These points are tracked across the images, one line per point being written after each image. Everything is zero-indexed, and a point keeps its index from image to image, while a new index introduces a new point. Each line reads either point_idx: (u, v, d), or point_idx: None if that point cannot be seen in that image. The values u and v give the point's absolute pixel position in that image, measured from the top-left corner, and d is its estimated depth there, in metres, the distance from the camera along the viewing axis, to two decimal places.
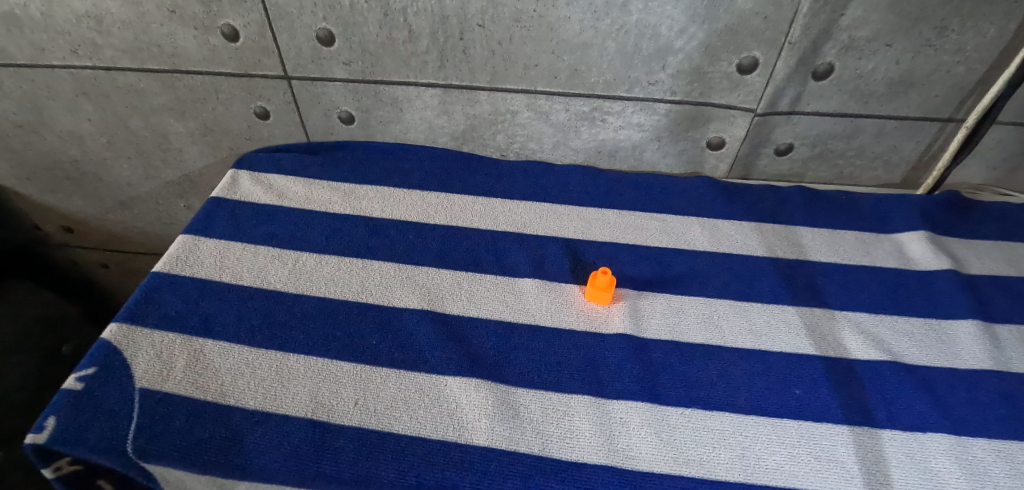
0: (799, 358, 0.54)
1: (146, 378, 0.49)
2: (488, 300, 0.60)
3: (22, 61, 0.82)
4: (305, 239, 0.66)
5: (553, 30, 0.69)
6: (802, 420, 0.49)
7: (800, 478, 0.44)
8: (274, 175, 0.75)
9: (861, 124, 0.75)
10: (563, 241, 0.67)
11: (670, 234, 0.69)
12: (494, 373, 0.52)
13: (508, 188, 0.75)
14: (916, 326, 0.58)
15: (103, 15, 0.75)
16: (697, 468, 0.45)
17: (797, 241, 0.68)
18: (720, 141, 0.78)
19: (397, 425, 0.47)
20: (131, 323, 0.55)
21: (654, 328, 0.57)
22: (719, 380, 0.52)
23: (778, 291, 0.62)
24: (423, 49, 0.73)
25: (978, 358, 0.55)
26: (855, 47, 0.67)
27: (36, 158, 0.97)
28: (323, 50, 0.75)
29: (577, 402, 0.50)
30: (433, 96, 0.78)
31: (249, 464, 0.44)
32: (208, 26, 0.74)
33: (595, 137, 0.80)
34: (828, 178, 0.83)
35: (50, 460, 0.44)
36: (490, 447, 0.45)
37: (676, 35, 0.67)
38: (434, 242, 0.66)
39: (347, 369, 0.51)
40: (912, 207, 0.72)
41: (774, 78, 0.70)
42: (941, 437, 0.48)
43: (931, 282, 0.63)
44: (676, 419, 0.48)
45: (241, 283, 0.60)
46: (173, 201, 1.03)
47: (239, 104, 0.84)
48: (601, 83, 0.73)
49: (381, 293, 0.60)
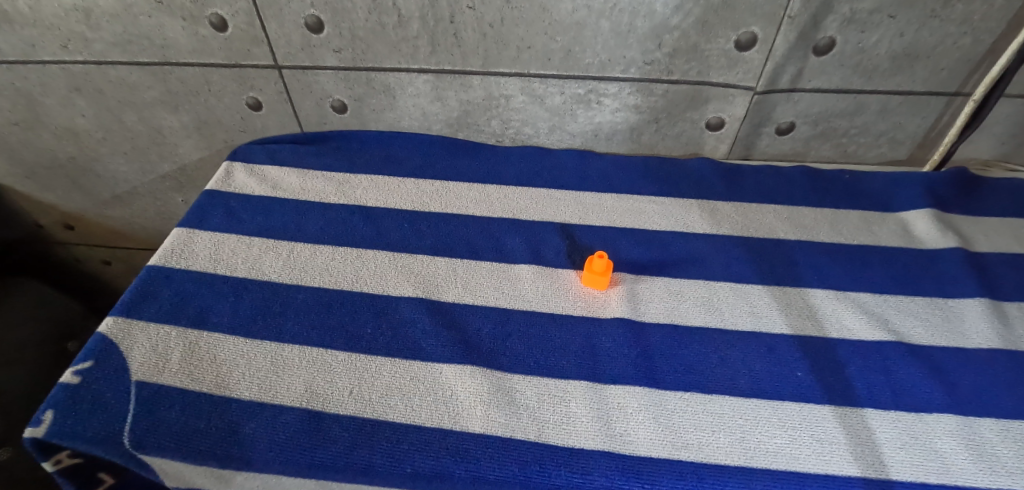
0: (798, 341, 0.53)
1: (142, 371, 0.49)
2: (485, 287, 0.59)
3: (14, 58, 0.82)
4: (298, 230, 0.65)
5: (545, 11, 0.67)
6: (802, 402, 0.48)
7: (802, 461, 0.43)
8: (269, 166, 0.75)
9: (865, 101, 0.74)
10: (559, 225, 0.66)
11: (670, 217, 0.68)
12: (490, 360, 0.51)
13: (504, 174, 0.74)
14: (920, 305, 0.57)
15: (91, 8, 0.74)
16: (696, 453, 0.44)
17: (798, 221, 0.67)
18: (719, 121, 0.77)
19: (392, 414, 0.46)
20: (127, 316, 0.54)
21: (653, 312, 0.56)
22: (719, 363, 0.51)
23: (774, 274, 0.60)
24: (414, 33, 0.71)
25: (986, 336, 0.54)
26: (857, 20, 0.65)
27: (34, 156, 0.97)
28: (313, 38, 0.74)
29: (575, 387, 0.49)
30: (425, 82, 0.77)
31: (245, 454, 0.44)
32: (196, 17, 0.73)
33: (591, 120, 0.78)
34: (831, 156, 0.81)
35: (49, 453, 0.44)
36: (486, 433, 0.45)
37: (672, 12, 0.66)
38: (429, 231, 0.65)
39: (342, 358, 0.51)
40: (919, 185, 0.71)
41: (773, 55, 0.69)
42: (947, 417, 0.47)
43: (937, 261, 0.62)
44: (674, 404, 0.48)
45: (235, 274, 0.59)
46: (172, 196, 1.03)
47: (231, 95, 0.83)
48: (596, 64, 0.72)
49: (374, 282, 0.59)
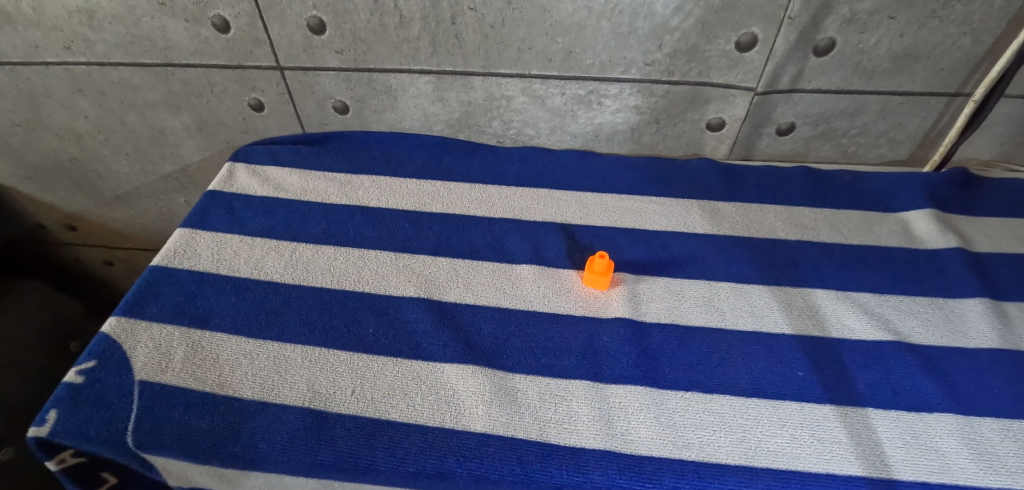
0: (798, 341, 0.53)
1: (145, 370, 0.50)
2: (486, 287, 0.59)
3: (17, 59, 0.82)
4: (300, 230, 0.65)
5: (546, 12, 0.67)
6: (803, 402, 0.48)
7: (803, 460, 0.43)
8: (270, 167, 0.75)
9: (865, 101, 0.74)
10: (560, 226, 0.67)
11: (670, 217, 0.68)
12: (491, 360, 0.51)
13: (505, 174, 0.74)
14: (920, 304, 0.57)
15: (94, 9, 0.74)
16: (697, 452, 0.44)
17: (798, 221, 0.67)
18: (719, 122, 0.77)
19: (394, 413, 0.47)
20: (129, 316, 0.55)
21: (654, 312, 0.56)
22: (720, 362, 0.52)
23: (775, 274, 0.61)
24: (416, 34, 0.72)
25: (986, 335, 0.54)
26: (857, 21, 0.65)
27: (36, 157, 0.98)
28: (315, 39, 0.74)
29: (576, 386, 0.49)
30: (426, 83, 0.77)
31: (248, 453, 0.44)
32: (198, 18, 0.74)
33: (592, 121, 0.78)
34: (831, 157, 0.81)
35: (52, 452, 0.44)
36: (488, 433, 0.45)
37: (672, 13, 0.66)
38: (430, 231, 0.66)
39: (344, 358, 0.51)
40: (919, 185, 0.71)
41: (774, 55, 0.69)
42: (947, 417, 0.47)
43: (937, 261, 0.62)
44: (675, 403, 0.48)
45: (238, 275, 0.60)
46: (174, 197, 1.04)
47: (233, 96, 0.84)
48: (597, 65, 0.72)
49: (376, 282, 0.59)
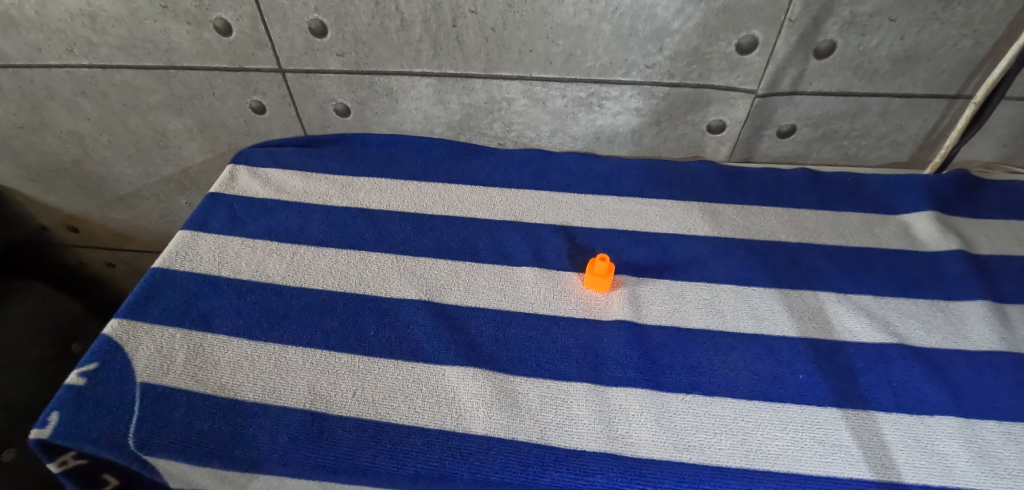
0: (799, 343, 0.53)
1: (147, 373, 0.50)
2: (487, 290, 0.59)
3: (20, 62, 0.82)
4: (301, 232, 0.65)
5: (547, 14, 0.68)
6: (804, 405, 0.48)
7: (803, 463, 0.43)
8: (272, 169, 0.75)
9: (866, 103, 0.74)
10: (560, 227, 0.67)
11: (671, 219, 0.68)
12: (492, 362, 0.52)
13: (506, 176, 0.74)
14: (921, 307, 0.57)
15: (97, 12, 0.75)
16: (698, 454, 0.44)
17: (800, 223, 0.67)
18: (720, 124, 0.77)
19: (395, 416, 0.47)
20: (131, 318, 0.55)
21: (655, 314, 0.56)
22: (721, 365, 0.51)
23: (776, 276, 0.61)
24: (417, 37, 0.72)
25: (988, 338, 0.54)
26: (858, 23, 0.65)
27: (39, 159, 0.98)
28: (316, 42, 0.74)
29: (576, 389, 0.49)
30: (427, 85, 0.77)
31: (249, 455, 0.44)
32: (200, 21, 0.74)
33: (593, 123, 0.79)
34: (832, 159, 0.81)
35: (54, 454, 0.44)
36: (488, 436, 0.45)
37: (673, 15, 0.66)
38: (431, 233, 0.66)
39: (345, 361, 0.51)
40: (920, 187, 0.71)
41: (774, 57, 0.69)
42: (949, 420, 0.47)
43: (938, 263, 0.62)
44: (676, 406, 0.48)
45: (239, 277, 0.60)
46: (175, 198, 1.04)
47: (235, 99, 0.84)
48: (598, 68, 0.72)
49: (377, 284, 0.59)
